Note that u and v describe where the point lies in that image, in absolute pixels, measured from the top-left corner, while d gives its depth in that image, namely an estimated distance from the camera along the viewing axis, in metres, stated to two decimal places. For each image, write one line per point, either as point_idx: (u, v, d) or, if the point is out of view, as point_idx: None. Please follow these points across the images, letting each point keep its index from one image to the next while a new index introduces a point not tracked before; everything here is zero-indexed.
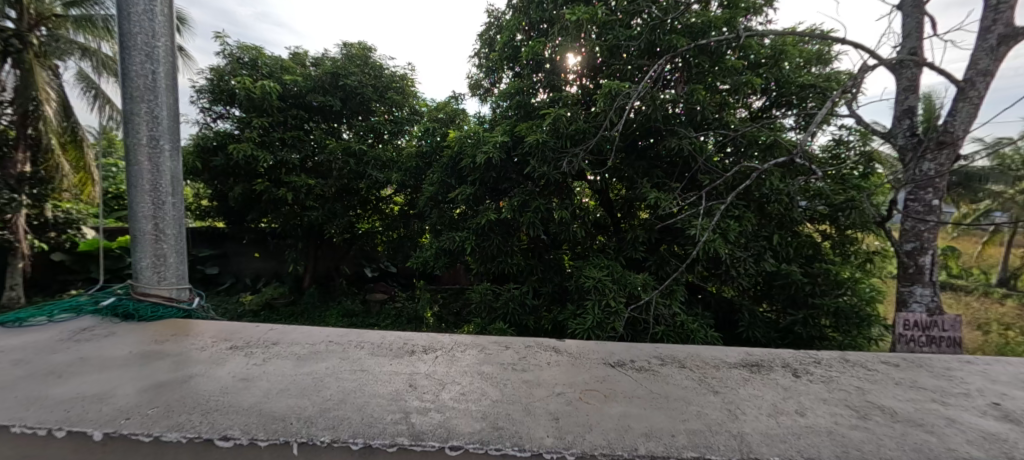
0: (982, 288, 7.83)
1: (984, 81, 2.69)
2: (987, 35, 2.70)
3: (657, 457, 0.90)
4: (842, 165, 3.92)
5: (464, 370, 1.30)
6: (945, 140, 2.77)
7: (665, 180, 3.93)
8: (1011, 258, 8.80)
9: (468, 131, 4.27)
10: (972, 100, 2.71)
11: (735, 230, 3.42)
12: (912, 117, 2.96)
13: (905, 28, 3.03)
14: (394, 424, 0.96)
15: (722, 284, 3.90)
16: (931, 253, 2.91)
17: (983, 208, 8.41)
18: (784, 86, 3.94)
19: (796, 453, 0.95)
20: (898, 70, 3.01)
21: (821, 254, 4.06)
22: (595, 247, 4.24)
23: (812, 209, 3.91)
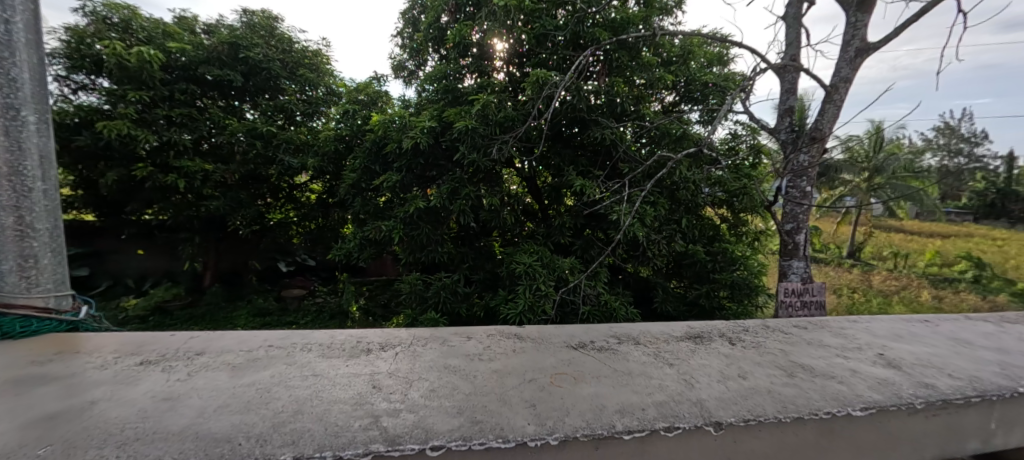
0: (836, 261, 9.57)
1: (845, 87, 3.17)
2: (847, 46, 3.15)
3: (634, 431, 0.94)
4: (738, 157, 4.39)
5: (428, 365, 1.24)
6: (816, 136, 3.24)
7: (589, 168, 4.06)
8: (857, 234, 10.79)
9: (393, 115, 4.02)
10: (837, 103, 3.19)
11: (651, 215, 3.66)
12: (792, 116, 3.42)
13: (787, 37, 3.45)
14: (365, 431, 0.88)
15: (639, 265, 4.18)
16: (805, 231, 3.41)
17: (837, 193, 10.15)
18: (691, 84, 4.28)
19: (746, 411, 1.06)
20: (782, 74, 3.43)
21: (720, 235, 4.51)
22: (523, 234, 4.23)
23: (713, 195, 4.34)
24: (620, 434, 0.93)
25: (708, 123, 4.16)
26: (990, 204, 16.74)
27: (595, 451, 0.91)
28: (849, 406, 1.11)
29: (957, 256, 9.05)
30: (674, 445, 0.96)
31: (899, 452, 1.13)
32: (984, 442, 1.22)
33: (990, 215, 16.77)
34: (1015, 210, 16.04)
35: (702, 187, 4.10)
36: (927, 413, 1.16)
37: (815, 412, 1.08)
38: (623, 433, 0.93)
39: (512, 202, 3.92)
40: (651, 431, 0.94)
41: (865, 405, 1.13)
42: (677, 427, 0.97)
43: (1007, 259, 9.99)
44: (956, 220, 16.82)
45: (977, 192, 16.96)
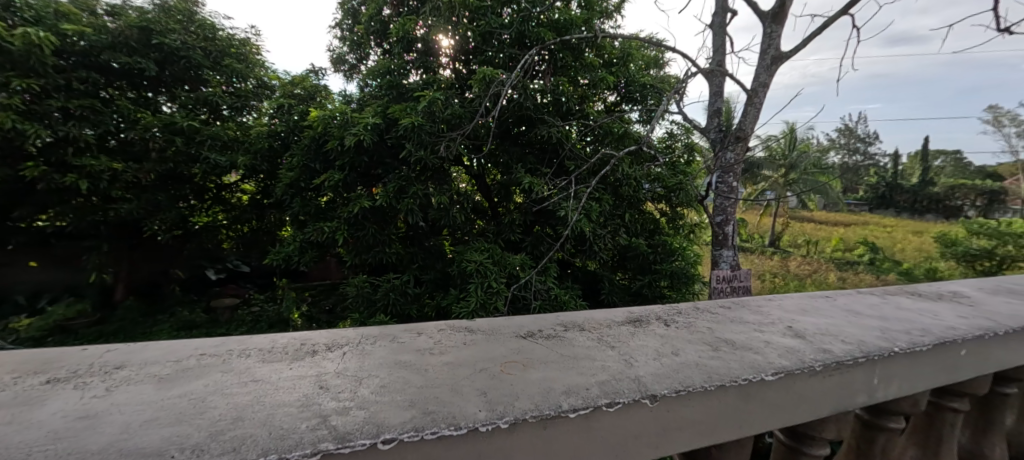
0: (761, 250, 10.51)
1: (764, 91, 3.48)
2: (765, 54, 3.44)
3: (579, 409, 0.70)
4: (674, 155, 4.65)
5: (377, 361, 1.18)
6: (740, 135, 3.55)
7: (537, 166, 4.13)
8: (777, 225, 11.91)
9: (333, 111, 3.81)
10: (757, 105, 3.50)
11: (596, 211, 3.83)
12: (719, 117, 3.72)
13: (714, 43, 3.73)
14: (314, 428, 0.79)
15: (587, 260, 4.36)
16: (732, 223, 3.75)
17: (759, 188, 11.16)
18: (630, 85, 4.48)
19: (722, 367, 0.87)
20: (710, 78, 3.71)
21: (661, 228, 4.75)
22: (473, 232, 4.16)
23: (652, 191, 4.55)
24: (566, 413, 0.69)
25: (647, 122, 4.38)
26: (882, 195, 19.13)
27: (536, 436, 0.68)
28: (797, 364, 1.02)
29: (857, 242, 10.28)
30: (624, 418, 0.73)
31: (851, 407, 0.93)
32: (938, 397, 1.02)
33: (881, 204, 19.22)
34: (900, 200, 18.54)
35: (642, 183, 4.34)
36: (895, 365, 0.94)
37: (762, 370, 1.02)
38: (569, 411, 0.70)
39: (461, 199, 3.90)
40: (595, 407, 0.71)
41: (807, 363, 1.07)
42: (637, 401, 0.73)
43: (894, 243, 11.54)
44: (854, 210, 19.17)
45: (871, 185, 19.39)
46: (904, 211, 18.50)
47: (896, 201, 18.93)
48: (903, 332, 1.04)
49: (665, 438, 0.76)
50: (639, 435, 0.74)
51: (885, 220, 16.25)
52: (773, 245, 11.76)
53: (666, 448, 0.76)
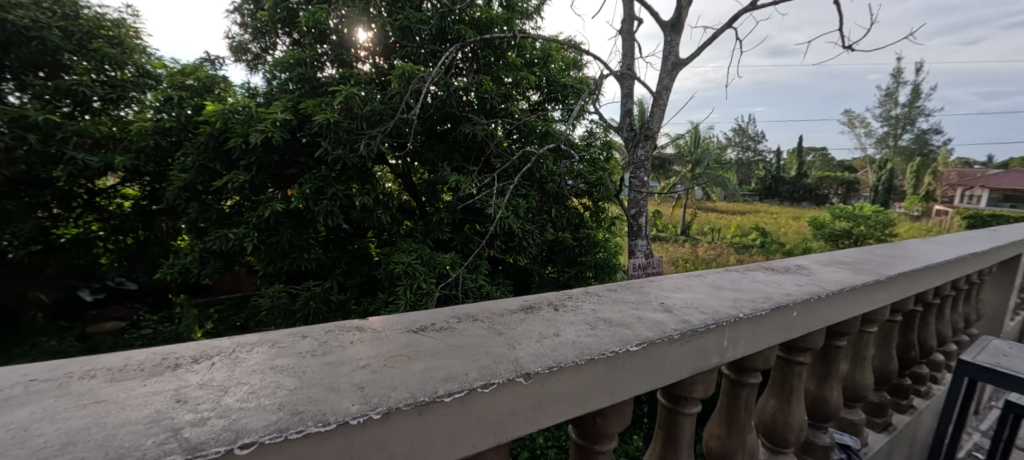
0: (673, 239, 11.56)
1: (666, 94, 3.80)
2: (666, 59, 3.76)
3: (458, 392, 0.48)
4: (594, 152, 4.87)
5: (306, 342, 0.69)
6: (648, 134, 3.83)
7: (464, 164, 4.06)
8: (686, 216, 13.15)
9: (234, 105, 3.43)
10: (662, 107, 3.81)
11: (523, 207, 3.89)
12: (630, 117, 4.00)
13: (623, 48, 3.99)
14: (158, 450, 0.37)
15: (517, 255, 4.45)
16: (644, 215, 4.06)
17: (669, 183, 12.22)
18: (552, 85, 4.61)
19: (592, 339, 0.69)
20: (622, 80, 3.95)
21: (585, 222, 4.98)
22: (402, 232, 4.05)
23: (575, 186, 4.74)
24: (442, 397, 0.46)
25: (571, 121, 4.52)
26: (767, 187, 22.03)
27: (411, 429, 0.45)
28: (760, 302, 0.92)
29: (750, 229, 11.71)
30: (501, 401, 0.52)
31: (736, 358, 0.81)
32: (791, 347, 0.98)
33: (767, 194, 22.13)
34: (780, 191, 21.52)
35: (565, 179, 4.51)
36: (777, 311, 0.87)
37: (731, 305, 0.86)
38: (444, 397, 0.47)
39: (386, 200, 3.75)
40: (472, 388, 0.49)
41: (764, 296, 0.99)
42: (528, 374, 0.54)
43: (777, 227, 13.33)
44: (746, 201, 21.84)
45: (758, 179, 22.24)
46: (784, 200, 21.49)
47: (777, 192, 21.92)
48: (827, 275, 1.09)
49: (542, 414, 0.57)
50: (514, 412, 0.54)
51: (769, 209, 18.74)
52: (684, 234, 12.95)
53: (544, 424, 0.57)
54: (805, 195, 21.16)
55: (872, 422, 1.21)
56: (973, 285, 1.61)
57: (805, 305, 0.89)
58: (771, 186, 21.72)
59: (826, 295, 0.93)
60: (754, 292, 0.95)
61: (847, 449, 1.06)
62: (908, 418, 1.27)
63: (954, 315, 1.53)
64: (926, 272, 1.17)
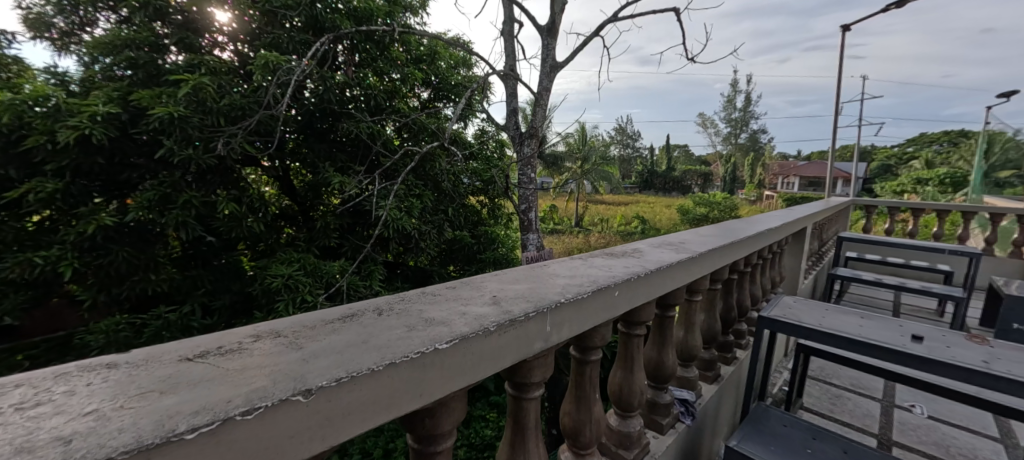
0: (568, 231, 12.39)
1: (546, 95, 4.01)
2: (544, 62, 3.97)
3: (209, 424, 0.37)
4: (487, 151, 4.90)
5: (19, 393, 0.44)
6: (532, 133, 4.02)
7: (349, 164, 3.71)
8: (578, 209, 14.17)
9: (27, 95, 2.67)
10: (544, 106, 4.02)
11: (417, 207, 3.72)
12: (515, 116, 4.14)
13: (506, 49, 4.11)
14: None
15: (415, 256, 4.14)
16: (532, 210, 4.26)
17: (562, 178, 13.04)
18: (440, 83, 4.53)
19: (405, 334, 0.59)
20: (506, 80, 4.06)
21: (483, 219, 5.00)
22: (282, 241, 3.53)
23: (470, 185, 4.72)
24: (182, 435, 0.36)
25: (463, 120, 4.50)
26: (644, 180, 24.95)
27: None
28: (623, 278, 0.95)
29: (632, 218, 13.07)
30: (273, 427, 0.41)
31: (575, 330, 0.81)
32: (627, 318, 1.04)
33: (644, 186, 25.03)
34: (655, 182, 24.59)
35: (460, 176, 4.45)
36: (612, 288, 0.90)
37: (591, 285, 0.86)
38: (185, 433, 0.36)
39: (253, 195, 3.26)
40: (228, 418, 0.38)
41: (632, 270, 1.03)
42: (311, 391, 0.43)
43: (653, 214, 15.15)
44: (627, 192, 24.41)
45: (638, 173, 25.06)
46: (658, 191, 24.58)
47: (652, 183, 24.97)
48: (665, 249, 1.23)
49: (335, 431, 0.46)
50: (295, 434, 0.43)
51: (647, 199, 21.26)
52: (578, 225, 13.93)
53: (335, 442, 0.47)
54: (673, 186, 24.47)
55: (705, 376, 1.42)
56: (774, 254, 2.01)
57: (626, 284, 0.92)
58: (647, 179, 24.66)
59: (645, 273, 0.97)
60: (606, 267, 1.02)
61: (686, 402, 1.24)
62: (731, 368, 1.53)
63: (764, 279, 1.88)
64: (732, 246, 1.37)
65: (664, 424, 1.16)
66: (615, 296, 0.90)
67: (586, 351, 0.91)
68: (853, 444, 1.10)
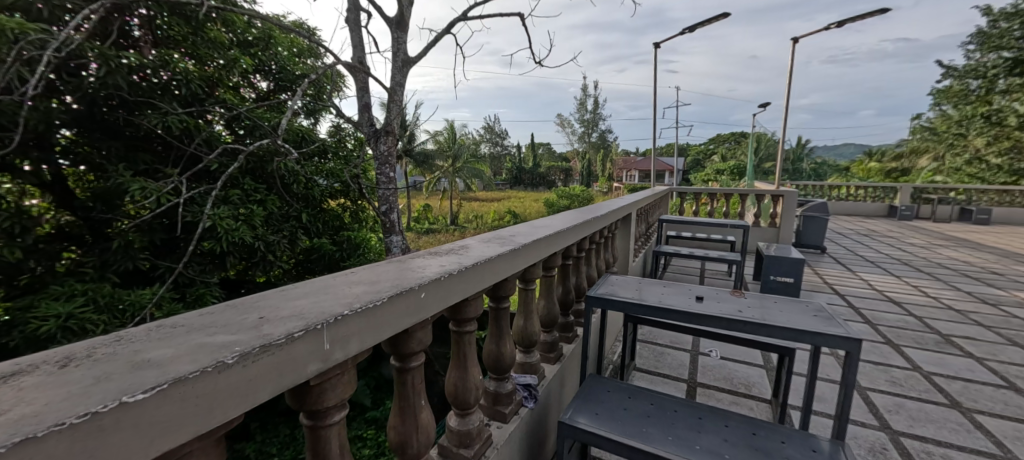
0: (445, 231, 12.19)
1: (400, 90, 3.84)
2: (395, 56, 3.81)
3: None
4: (345, 150, 4.16)
5: None
6: (388, 130, 3.82)
7: (157, 166, 2.89)
8: (453, 208, 14.05)
9: None
10: (398, 102, 3.85)
11: (260, 215, 3.05)
12: (369, 111, 3.89)
13: (353, 40, 3.82)
14: None
15: (265, 273, 3.33)
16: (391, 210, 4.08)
17: (435, 177, 12.85)
18: (280, 72, 3.90)
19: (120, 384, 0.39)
20: (355, 73, 3.79)
21: (345, 224, 4.15)
22: (60, 271, 2.52)
23: (328, 186, 3.90)
24: None
25: (312, 116, 3.81)
26: (514, 177, 26.14)
27: None
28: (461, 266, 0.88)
29: (505, 213, 13.53)
30: None
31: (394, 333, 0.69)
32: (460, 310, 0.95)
33: (515, 183, 26.23)
34: (524, 179, 26.06)
35: (315, 177, 3.71)
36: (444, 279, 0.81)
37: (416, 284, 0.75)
38: None
39: (9, 212, 2.26)
40: None
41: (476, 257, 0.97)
42: None
43: (525, 209, 15.99)
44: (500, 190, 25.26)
45: (507, 170, 26.21)
46: (527, 187, 26.02)
47: (521, 180, 26.33)
48: (502, 237, 1.23)
49: None
50: None
51: (519, 194, 22.40)
52: (454, 223, 13.85)
53: None
54: (539, 181, 26.25)
55: (547, 357, 1.51)
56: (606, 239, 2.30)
57: (434, 285, 0.77)
58: (517, 176, 25.87)
59: (462, 268, 0.87)
60: (438, 257, 0.96)
61: (529, 387, 1.26)
62: (572, 345, 1.69)
63: (599, 261, 2.13)
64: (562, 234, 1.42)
65: (506, 412, 1.14)
66: (423, 298, 0.75)
67: (411, 355, 0.80)
68: (657, 395, 1.23)
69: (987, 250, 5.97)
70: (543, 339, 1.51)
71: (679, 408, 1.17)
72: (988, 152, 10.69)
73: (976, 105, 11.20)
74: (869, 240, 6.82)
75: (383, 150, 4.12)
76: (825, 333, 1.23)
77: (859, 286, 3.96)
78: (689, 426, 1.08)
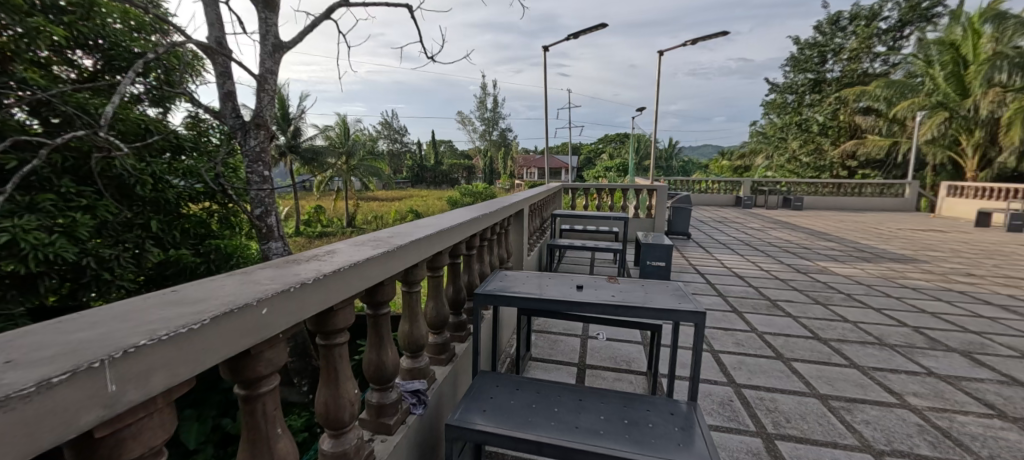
0: (340, 234, 11.33)
1: (273, 78, 3.39)
2: (265, 40, 3.34)
3: None
4: (206, 145, 3.50)
5: None
6: (259, 122, 3.34)
7: None
8: (348, 208, 13.10)
9: None
10: (269, 92, 3.37)
11: (89, 226, 2.41)
12: (232, 100, 3.36)
13: (208, 17, 3.26)
14: None
15: (101, 297, 2.66)
16: (273, 214, 3.47)
17: (327, 176, 11.80)
18: (111, 48, 2.89)
19: None
20: (212, 56, 3.25)
21: (212, 231, 3.45)
22: None
23: (187, 187, 3.20)
24: None
25: (160, 104, 3.06)
26: (415, 175, 25.36)
27: None
28: (327, 271, 0.79)
29: (407, 212, 13.02)
30: None
31: (231, 348, 0.56)
32: (322, 320, 0.84)
33: (416, 180, 25.43)
34: (425, 177, 25.38)
35: (165, 177, 3.00)
36: (304, 284, 0.70)
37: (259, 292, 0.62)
38: None
39: None
40: None
41: (348, 259, 0.87)
42: None
43: (427, 207, 15.62)
44: (401, 188, 24.29)
45: (408, 168, 25.33)
46: (429, 185, 25.42)
47: (423, 178, 25.62)
48: (380, 239, 1.16)
49: None
50: None
51: (421, 192, 21.78)
52: (350, 225, 12.93)
53: None
54: (441, 179, 25.84)
55: (438, 359, 1.48)
56: (499, 235, 2.36)
57: (281, 298, 0.64)
58: (418, 174, 25.13)
59: (326, 271, 0.77)
60: (302, 263, 0.84)
61: (417, 393, 1.22)
62: (465, 343, 1.70)
63: (492, 256, 2.18)
64: (445, 233, 1.39)
65: (391, 424, 1.08)
66: (267, 315, 0.61)
67: (263, 377, 0.66)
68: (538, 381, 1.31)
69: (801, 231, 7.52)
70: (432, 341, 1.48)
71: (562, 393, 1.24)
72: (801, 152, 13.45)
73: (792, 115, 13.98)
74: (722, 226, 8.08)
75: (255, 145, 3.38)
76: (680, 309, 1.41)
77: (715, 266, 4.67)
78: (571, 409, 1.16)
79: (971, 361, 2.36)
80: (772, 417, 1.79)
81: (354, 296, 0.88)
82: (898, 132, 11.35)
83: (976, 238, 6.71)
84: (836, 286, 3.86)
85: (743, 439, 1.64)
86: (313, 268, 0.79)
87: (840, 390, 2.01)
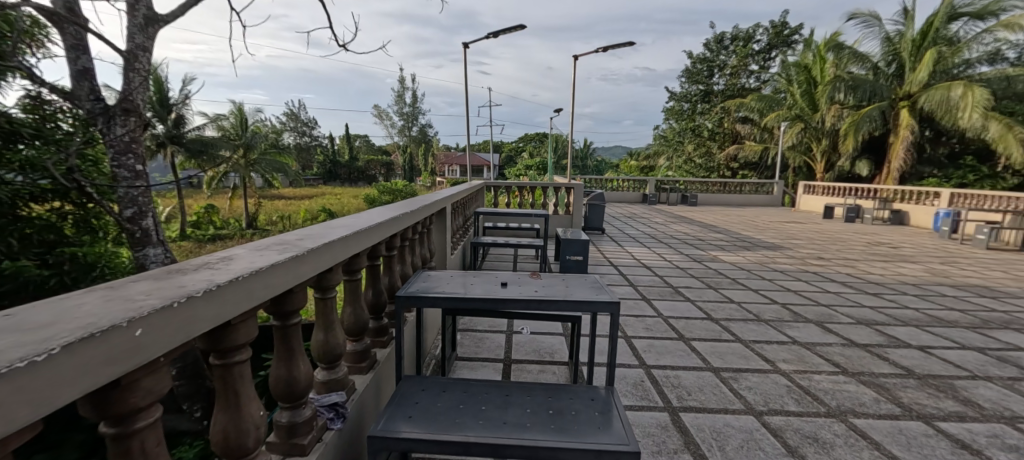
0: (238, 236, 10.18)
1: (144, 56, 2.89)
2: (133, 10, 2.84)
3: None
4: (52, 131, 2.84)
5: None
6: (129, 108, 2.85)
7: None
8: (248, 208, 11.80)
9: None
10: (140, 73, 2.87)
11: None
12: (90, 79, 2.78)
13: None
14: None
15: None
16: (150, 216, 2.99)
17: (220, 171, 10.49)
18: None
19: None
20: (60, 25, 2.68)
21: (63, 236, 2.88)
22: None
23: (27, 184, 2.61)
24: None
25: None
26: (327, 172, 23.70)
27: None
28: (224, 279, 0.70)
29: (318, 211, 12.11)
30: None
31: (94, 378, 0.47)
32: (215, 336, 0.74)
33: (329, 177, 23.77)
34: (339, 173, 23.80)
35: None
36: (195, 295, 0.62)
37: (134, 310, 0.53)
38: None
39: None
40: None
41: (249, 265, 0.79)
42: None
43: (341, 205, 14.68)
44: (311, 185, 22.52)
45: (319, 164, 23.54)
46: (343, 182, 23.92)
47: (336, 175, 24.02)
48: (285, 242, 1.06)
49: None
50: None
51: (334, 190, 20.42)
52: (251, 227, 11.69)
53: None
54: (357, 176, 24.47)
55: (357, 368, 1.40)
56: (420, 234, 2.29)
57: (160, 316, 0.55)
58: (331, 170, 23.51)
59: (219, 281, 0.68)
60: (190, 272, 0.74)
61: (334, 406, 1.14)
62: (387, 348, 1.62)
63: (414, 257, 2.11)
64: (362, 233, 1.31)
65: (305, 444, 0.99)
66: (142, 337, 0.53)
67: (139, 408, 0.57)
68: (463, 381, 1.30)
69: (695, 224, 8.42)
70: (351, 349, 1.40)
71: (488, 390, 1.25)
72: (695, 154, 15.03)
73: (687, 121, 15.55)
74: (631, 222, 8.72)
75: (122, 134, 2.87)
76: (596, 301, 1.50)
77: (626, 258, 5.02)
78: (497, 406, 1.17)
79: (823, 329, 2.84)
80: (676, 392, 1.98)
81: (256, 307, 0.79)
82: (768, 139, 13.25)
83: (825, 228, 8.10)
84: (724, 272, 4.39)
85: (653, 414, 1.79)
86: (203, 278, 0.69)
87: (729, 362, 2.29)
